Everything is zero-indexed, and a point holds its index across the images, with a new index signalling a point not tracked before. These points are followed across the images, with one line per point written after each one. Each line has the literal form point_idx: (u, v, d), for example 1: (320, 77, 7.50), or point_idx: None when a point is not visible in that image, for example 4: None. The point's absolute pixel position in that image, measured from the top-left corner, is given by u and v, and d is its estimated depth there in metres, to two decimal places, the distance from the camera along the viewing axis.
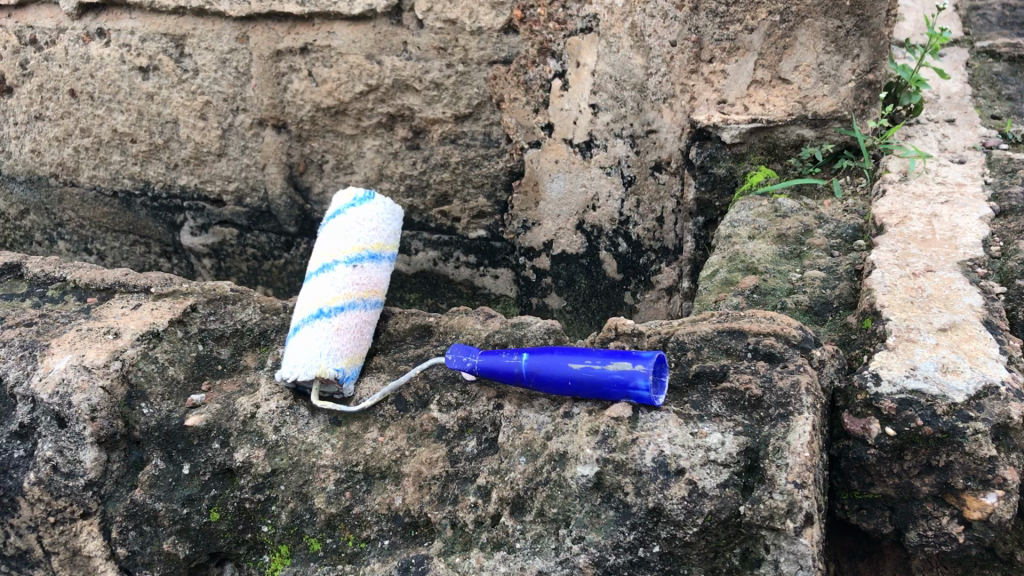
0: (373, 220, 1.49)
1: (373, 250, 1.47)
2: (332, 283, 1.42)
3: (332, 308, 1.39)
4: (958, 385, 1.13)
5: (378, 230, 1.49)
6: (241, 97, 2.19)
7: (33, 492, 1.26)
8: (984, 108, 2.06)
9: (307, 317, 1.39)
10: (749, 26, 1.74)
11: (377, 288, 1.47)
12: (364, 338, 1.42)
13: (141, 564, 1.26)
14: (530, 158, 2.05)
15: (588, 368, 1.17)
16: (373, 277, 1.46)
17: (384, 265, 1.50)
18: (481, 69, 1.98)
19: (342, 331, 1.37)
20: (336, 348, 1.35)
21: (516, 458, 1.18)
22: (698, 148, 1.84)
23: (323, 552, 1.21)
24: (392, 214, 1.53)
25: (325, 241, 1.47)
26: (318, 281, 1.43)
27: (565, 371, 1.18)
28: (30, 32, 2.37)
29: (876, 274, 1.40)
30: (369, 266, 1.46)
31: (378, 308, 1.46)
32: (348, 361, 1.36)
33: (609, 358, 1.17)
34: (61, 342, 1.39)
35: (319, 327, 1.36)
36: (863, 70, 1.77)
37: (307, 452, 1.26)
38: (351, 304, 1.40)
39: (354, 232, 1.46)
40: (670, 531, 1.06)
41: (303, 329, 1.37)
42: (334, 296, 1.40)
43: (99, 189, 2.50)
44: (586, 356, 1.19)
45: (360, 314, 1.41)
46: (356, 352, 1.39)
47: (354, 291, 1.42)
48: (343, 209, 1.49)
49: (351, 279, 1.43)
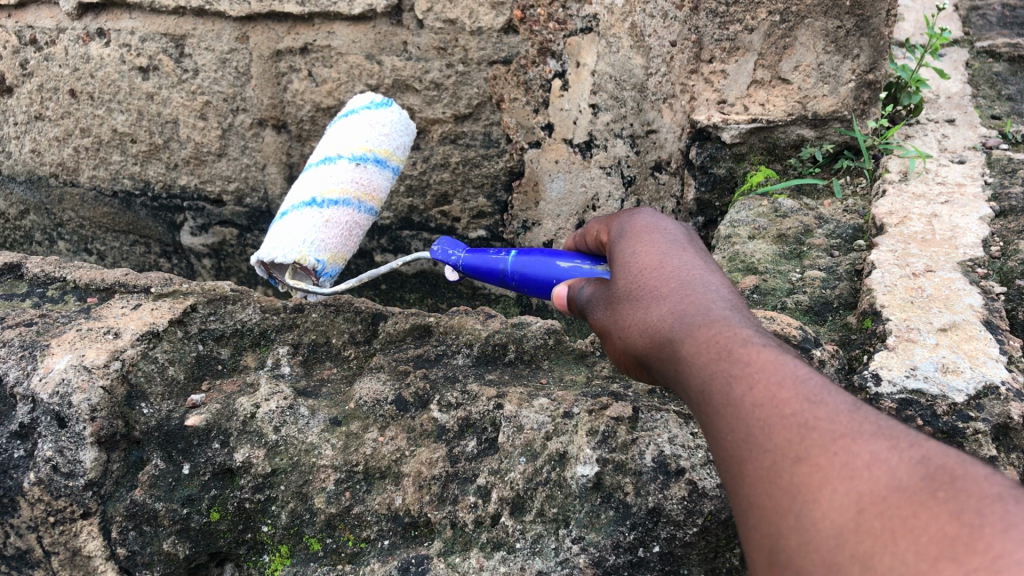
0: (384, 127, 1.74)
1: (378, 155, 1.71)
2: (334, 175, 1.65)
3: (327, 200, 1.62)
4: (958, 385, 1.13)
5: (387, 136, 1.74)
6: (241, 97, 2.19)
7: (33, 492, 1.26)
8: (984, 109, 2.07)
9: (303, 202, 1.61)
10: (749, 26, 1.72)
11: (373, 194, 1.70)
12: (351, 238, 1.65)
13: (141, 564, 1.26)
14: (530, 158, 2.05)
15: (576, 266, 1.25)
16: (373, 180, 1.69)
17: (386, 173, 1.73)
18: (481, 69, 1.98)
19: (329, 223, 1.60)
20: (321, 239, 1.57)
21: (516, 457, 1.17)
22: (698, 148, 1.84)
23: (323, 552, 1.21)
24: (403, 127, 1.79)
25: (338, 136, 1.72)
26: (322, 171, 1.66)
27: (552, 270, 1.29)
28: (30, 32, 2.36)
29: (876, 274, 1.39)
30: (371, 169, 1.69)
31: (369, 212, 1.69)
32: (329, 254, 1.59)
33: (598, 261, 1.25)
34: (61, 342, 1.39)
35: (311, 214, 1.59)
36: (863, 70, 1.76)
37: (307, 452, 1.24)
38: (346, 200, 1.64)
39: (365, 133, 1.71)
40: (670, 531, 1.08)
41: (298, 211, 1.61)
42: (331, 188, 1.63)
43: (99, 189, 2.51)
44: (576, 257, 1.28)
45: (352, 213, 1.64)
46: (340, 246, 1.61)
47: (352, 189, 1.65)
48: (360, 110, 1.75)
49: (352, 176, 1.66)
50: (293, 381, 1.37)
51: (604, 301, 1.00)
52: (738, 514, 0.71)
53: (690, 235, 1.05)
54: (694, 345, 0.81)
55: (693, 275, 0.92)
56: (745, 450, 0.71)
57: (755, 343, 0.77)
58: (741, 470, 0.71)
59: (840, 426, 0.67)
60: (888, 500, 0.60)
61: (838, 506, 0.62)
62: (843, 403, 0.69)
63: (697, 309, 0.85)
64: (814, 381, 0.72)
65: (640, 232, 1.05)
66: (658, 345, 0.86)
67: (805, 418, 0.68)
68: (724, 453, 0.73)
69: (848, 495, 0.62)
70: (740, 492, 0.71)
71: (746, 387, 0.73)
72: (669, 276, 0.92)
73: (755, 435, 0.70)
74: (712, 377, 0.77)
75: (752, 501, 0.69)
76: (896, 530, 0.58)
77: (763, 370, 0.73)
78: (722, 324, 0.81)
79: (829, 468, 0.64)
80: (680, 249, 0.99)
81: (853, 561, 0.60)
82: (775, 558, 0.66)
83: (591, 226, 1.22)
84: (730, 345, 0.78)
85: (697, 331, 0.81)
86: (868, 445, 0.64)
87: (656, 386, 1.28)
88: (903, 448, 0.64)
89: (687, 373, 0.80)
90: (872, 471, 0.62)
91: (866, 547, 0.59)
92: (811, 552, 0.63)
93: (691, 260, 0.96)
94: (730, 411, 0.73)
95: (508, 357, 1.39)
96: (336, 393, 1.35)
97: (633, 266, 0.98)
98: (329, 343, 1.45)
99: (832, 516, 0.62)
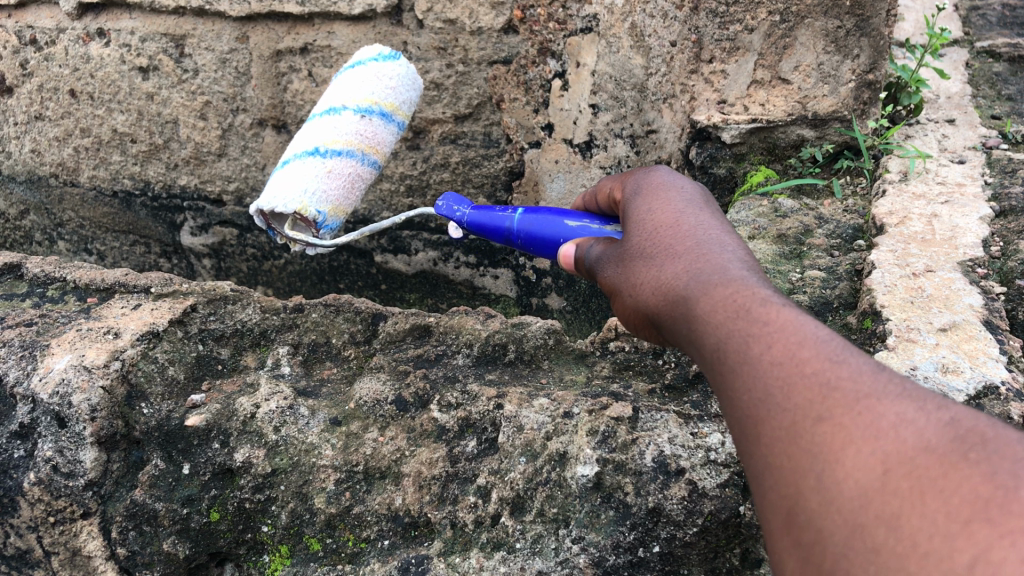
0: (392, 80, 1.71)
1: (384, 108, 1.68)
2: (339, 126, 1.63)
3: (330, 151, 1.60)
4: (957, 385, 1.13)
5: (394, 91, 1.71)
6: (241, 97, 2.20)
7: (33, 492, 1.27)
8: (984, 109, 2.07)
9: (307, 153, 1.61)
10: (749, 26, 1.70)
11: (378, 147, 1.68)
12: (353, 191, 1.64)
13: (141, 564, 1.26)
14: (530, 158, 2.08)
15: (584, 227, 1.24)
16: (377, 133, 1.67)
17: (392, 128, 1.71)
18: (481, 69, 2.01)
19: (332, 173, 1.59)
20: (322, 192, 1.56)
21: (516, 458, 1.17)
22: (697, 148, 1.82)
23: (323, 552, 1.21)
24: (410, 82, 1.75)
25: (344, 88, 1.69)
26: (326, 122, 1.65)
27: (560, 229, 1.27)
28: (30, 32, 2.36)
29: (876, 274, 1.39)
30: (376, 121, 1.67)
31: (374, 165, 1.67)
32: (331, 206, 1.58)
33: (608, 223, 1.24)
34: (61, 342, 1.39)
35: (315, 164, 1.58)
36: (863, 70, 1.75)
37: (307, 452, 1.24)
38: (350, 152, 1.62)
39: (371, 86, 1.68)
40: (670, 531, 1.08)
41: (301, 162, 1.60)
42: (335, 139, 1.61)
43: (99, 189, 2.51)
44: (585, 217, 1.26)
45: (355, 166, 1.62)
46: (342, 199, 1.60)
47: (356, 141, 1.63)
48: (367, 62, 1.72)
49: (356, 128, 1.64)
50: (294, 381, 1.37)
51: (617, 260, 1.01)
52: (755, 475, 0.71)
53: (706, 196, 1.04)
54: (711, 304, 0.81)
55: (710, 236, 0.92)
56: (764, 410, 0.70)
57: (775, 303, 0.77)
58: (759, 431, 0.71)
59: (863, 386, 0.66)
60: (916, 461, 0.59)
61: (862, 466, 0.61)
62: (866, 363, 0.68)
63: (714, 268, 0.85)
64: (836, 342, 0.71)
65: (656, 191, 1.06)
66: (673, 304, 0.86)
67: (827, 377, 0.68)
68: (742, 413, 0.73)
69: (873, 454, 0.61)
70: (758, 452, 0.70)
71: (765, 345, 0.73)
72: (685, 237, 0.93)
73: (774, 395, 0.70)
74: (731, 335, 0.77)
75: (771, 462, 0.69)
76: (925, 491, 0.57)
77: (783, 330, 0.73)
78: (740, 284, 0.81)
79: (851, 428, 0.63)
80: (696, 210, 0.99)
81: (878, 522, 0.58)
82: (793, 521, 0.65)
83: (602, 184, 1.23)
84: (750, 304, 0.78)
85: (715, 289, 0.82)
86: (895, 406, 0.63)
87: (655, 386, 1.30)
88: (931, 409, 0.62)
89: (703, 332, 0.81)
90: (899, 432, 0.61)
91: (893, 508, 0.58)
92: (832, 513, 0.62)
93: (707, 221, 0.96)
94: (748, 369, 0.73)
95: (508, 357, 1.39)
96: (336, 393, 1.35)
97: (648, 227, 0.98)
98: (329, 344, 1.45)
99: (855, 477, 0.61)
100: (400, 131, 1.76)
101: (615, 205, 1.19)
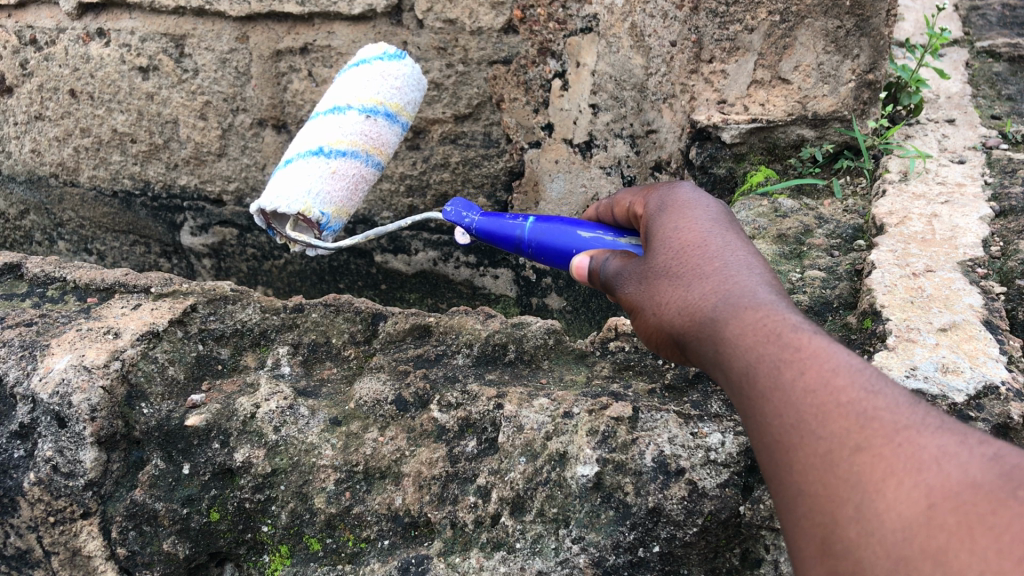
0: (398, 78, 1.71)
1: (390, 108, 1.69)
2: (343, 126, 1.63)
3: (334, 152, 1.60)
4: (958, 385, 1.13)
5: (399, 90, 1.71)
6: (241, 97, 2.20)
7: (33, 492, 1.27)
8: (984, 108, 2.07)
9: (311, 152, 1.60)
10: (750, 26, 1.70)
11: (382, 149, 1.69)
12: (356, 192, 1.64)
13: (141, 564, 1.26)
14: (531, 158, 2.08)
15: (598, 238, 1.24)
16: (381, 134, 1.68)
17: (396, 128, 1.72)
18: (481, 69, 2.01)
19: (335, 174, 1.59)
20: (327, 192, 1.57)
21: (516, 458, 1.17)
22: (697, 147, 1.82)
23: (323, 552, 1.21)
24: (415, 82, 1.76)
25: (348, 86, 1.69)
26: (330, 121, 1.64)
27: (573, 240, 1.27)
28: (30, 32, 2.36)
29: (876, 274, 1.39)
30: (380, 123, 1.67)
31: (377, 166, 1.68)
32: (334, 207, 1.58)
33: (621, 233, 1.24)
34: (61, 342, 1.39)
35: (319, 164, 1.58)
36: (863, 70, 1.74)
37: (307, 452, 1.24)
38: (354, 152, 1.62)
39: (377, 84, 1.68)
40: (670, 531, 1.08)
41: (303, 161, 1.59)
42: (340, 139, 1.61)
43: (99, 189, 2.51)
44: (598, 228, 1.26)
45: (359, 167, 1.63)
46: (345, 201, 1.60)
47: (360, 142, 1.64)
48: (372, 59, 1.72)
49: (361, 129, 1.64)
50: (293, 381, 1.37)
51: (638, 274, 1.01)
52: (783, 498, 0.72)
53: (730, 214, 1.04)
54: (742, 326, 0.82)
55: (737, 256, 0.92)
56: (797, 436, 0.71)
57: (806, 329, 0.78)
58: (789, 456, 0.72)
59: (901, 417, 0.67)
60: (962, 497, 0.60)
61: (905, 499, 0.62)
62: (901, 395, 0.69)
63: (744, 290, 0.86)
64: (869, 371, 0.72)
65: (681, 207, 1.05)
66: (699, 324, 0.87)
67: (864, 406, 0.69)
68: (771, 437, 0.74)
69: (917, 488, 0.62)
70: (788, 478, 0.71)
71: (798, 371, 0.74)
72: (713, 256, 0.93)
73: (807, 421, 0.71)
74: (761, 359, 0.78)
75: (802, 489, 0.70)
76: (974, 528, 0.58)
77: (815, 356, 0.74)
78: (770, 308, 0.82)
79: (892, 460, 0.64)
80: (722, 227, 0.99)
81: (925, 557, 0.60)
82: (828, 548, 0.66)
83: (620, 197, 1.23)
84: (781, 329, 0.79)
85: (746, 312, 0.82)
86: (935, 440, 0.65)
87: (656, 386, 1.30)
88: (972, 444, 0.64)
89: (731, 354, 0.81)
90: (942, 466, 0.63)
91: (940, 543, 0.59)
92: (872, 544, 0.63)
93: (734, 240, 0.96)
94: (779, 395, 0.74)
95: (508, 357, 1.39)
96: (335, 393, 1.35)
97: (674, 244, 0.98)
98: (329, 343, 1.44)
99: (898, 508, 0.62)
100: (403, 131, 1.76)
101: (633, 218, 1.20)
